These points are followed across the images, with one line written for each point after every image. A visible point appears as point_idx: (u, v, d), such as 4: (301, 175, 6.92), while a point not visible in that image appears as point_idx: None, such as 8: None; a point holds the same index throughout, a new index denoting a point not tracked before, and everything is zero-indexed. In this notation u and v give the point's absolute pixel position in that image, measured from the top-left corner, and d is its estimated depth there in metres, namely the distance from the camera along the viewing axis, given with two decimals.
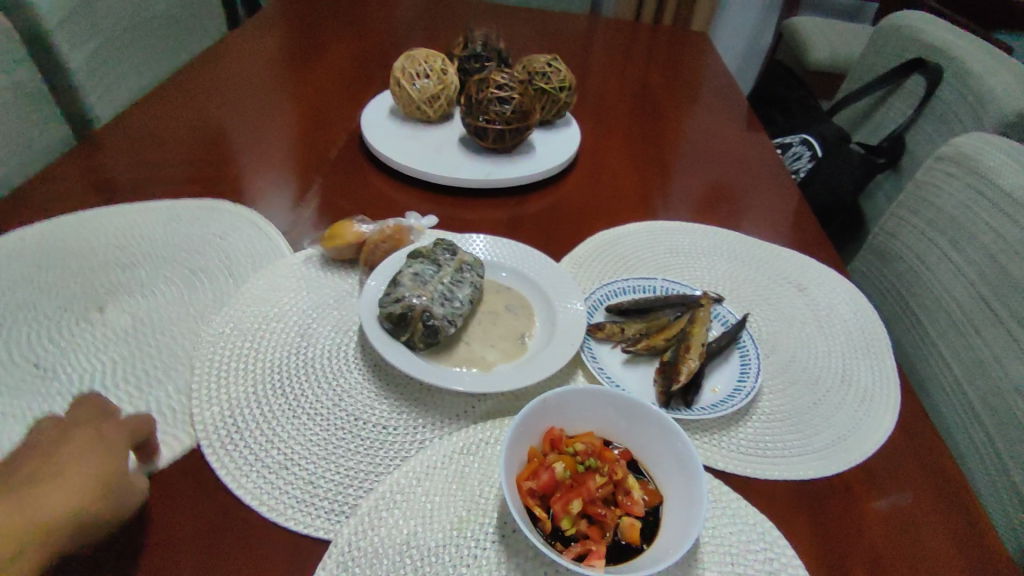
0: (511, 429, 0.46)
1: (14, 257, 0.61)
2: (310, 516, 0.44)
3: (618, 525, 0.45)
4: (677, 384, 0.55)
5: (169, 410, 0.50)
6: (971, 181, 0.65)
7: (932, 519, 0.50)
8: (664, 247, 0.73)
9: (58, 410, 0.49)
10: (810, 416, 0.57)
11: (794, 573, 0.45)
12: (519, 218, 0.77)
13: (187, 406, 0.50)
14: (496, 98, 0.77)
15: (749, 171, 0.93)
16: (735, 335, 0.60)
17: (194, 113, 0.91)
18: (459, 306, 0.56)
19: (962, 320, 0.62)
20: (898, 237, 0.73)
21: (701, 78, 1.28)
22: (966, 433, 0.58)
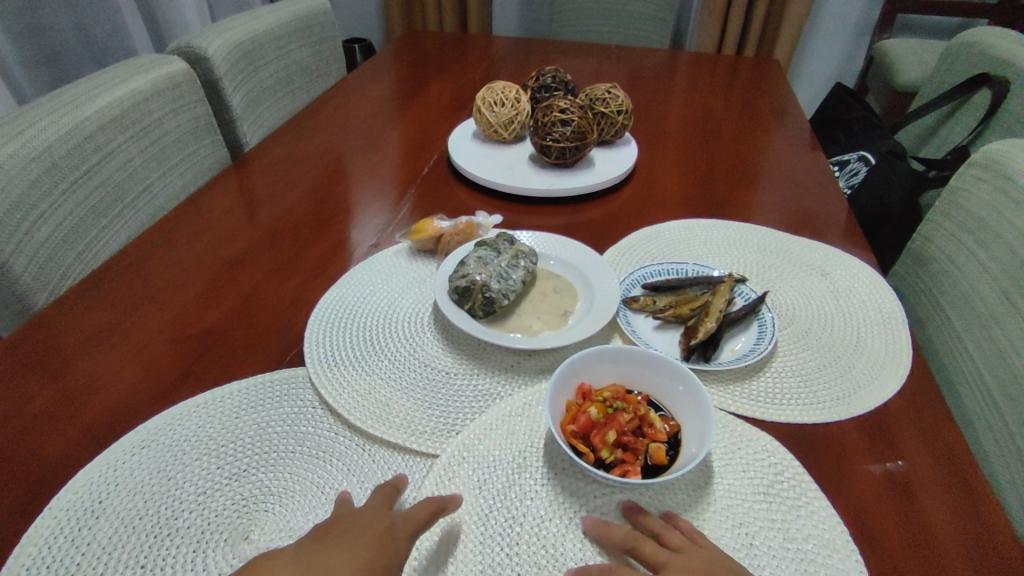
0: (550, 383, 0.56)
1: (193, 255, 0.81)
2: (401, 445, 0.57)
3: (647, 450, 0.55)
4: (696, 339, 0.66)
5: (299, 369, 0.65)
6: (997, 182, 0.68)
7: (930, 486, 0.54)
8: (700, 240, 0.85)
9: (223, 363, 0.66)
10: (819, 376, 0.66)
11: (790, 501, 0.53)
12: (572, 226, 0.88)
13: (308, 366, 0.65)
14: (558, 121, 0.91)
15: (803, 188, 1.00)
16: (755, 307, 0.71)
17: (319, 140, 1.12)
18: (513, 283, 0.69)
19: (982, 312, 0.65)
20: (932, 239, 0.76)
21: (768, 104, 1.35)
22: (981, 418, 0.60)
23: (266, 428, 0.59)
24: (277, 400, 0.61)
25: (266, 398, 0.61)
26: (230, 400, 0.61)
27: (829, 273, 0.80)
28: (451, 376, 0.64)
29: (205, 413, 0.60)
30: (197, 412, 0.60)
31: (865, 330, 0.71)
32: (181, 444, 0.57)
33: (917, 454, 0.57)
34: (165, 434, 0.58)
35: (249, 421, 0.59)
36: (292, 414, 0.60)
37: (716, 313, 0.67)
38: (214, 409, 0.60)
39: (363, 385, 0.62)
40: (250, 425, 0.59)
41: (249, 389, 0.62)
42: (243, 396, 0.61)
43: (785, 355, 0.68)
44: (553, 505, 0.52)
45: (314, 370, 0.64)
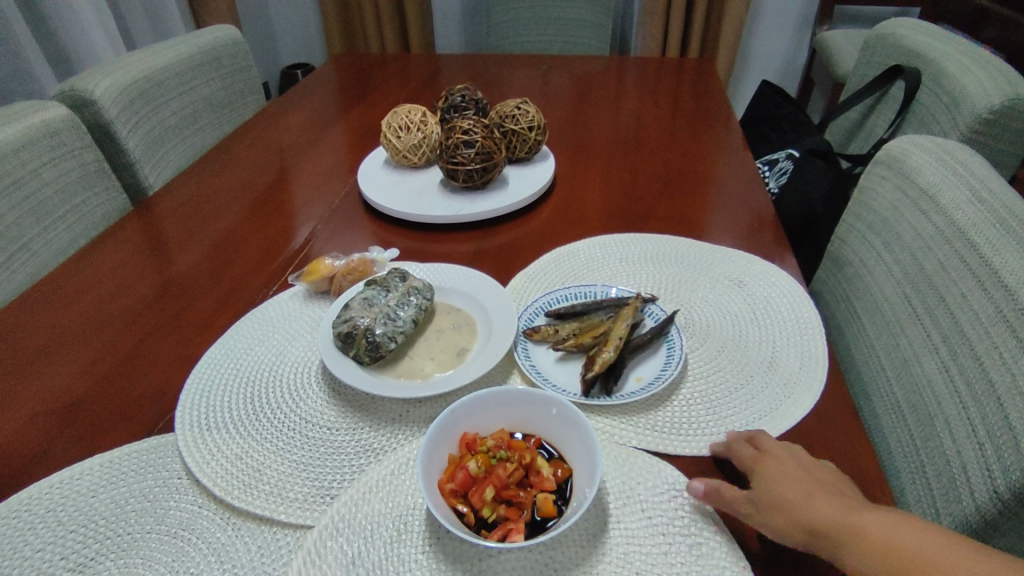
0: (424, 438, 0.52)
1: (69, 316, 0.75)
2: (271, 518, 0.52)
3: (534, 503, 0.50)
4: (593, 371, 0.61)
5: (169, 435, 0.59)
6: (898, 182, 0.65)
7: None
8: (615, 257, 0.81)
9: (90, 434, 0.60)
10: (730, 399, 0.62)
11: (689, 541, 0.49)
12: (482, 254, 0.84)
13: (176, 432, 0.59)
14: (463, 143, 0.88)
15: (727, 191, 0.96)
16: (662, 329, 0.67)
17: (227, 177, 1.07)
18: (401, 324, 0.64)
19: (892, 319, 0.61)
20: (847, 242, 0.73)
21: (700, 106, 1.32)
22: (894, 433, 0.57)
23: (123, 506, 0.53)
24: (141, 472, 0.56)
25: (128, 471, 0.56)
26: (85, 477, 0.55)
27: (746, 285, 0.75)
28: (334, 432, 0.59)
29: (57, 494, 0.54)
30: (49, 493, 0.54)
31: (779, 344, 0.67)
32: (23, 534, 0.51)
33: None
34: (7, 524, 0.52)
35: (103, 500, 0.54)
36: (152, 489, 0.54)
37: (615, 340, 0.63)
38: (68, 488, 0.54)
39: (234, 449, 0.57)
40: (103, 504, 0.53)
41: (109, 462, 0.57)
42: (105, 470, 0.56)
43: (695, 379, 0.64)
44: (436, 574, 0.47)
45: (182, 436, 0.58)
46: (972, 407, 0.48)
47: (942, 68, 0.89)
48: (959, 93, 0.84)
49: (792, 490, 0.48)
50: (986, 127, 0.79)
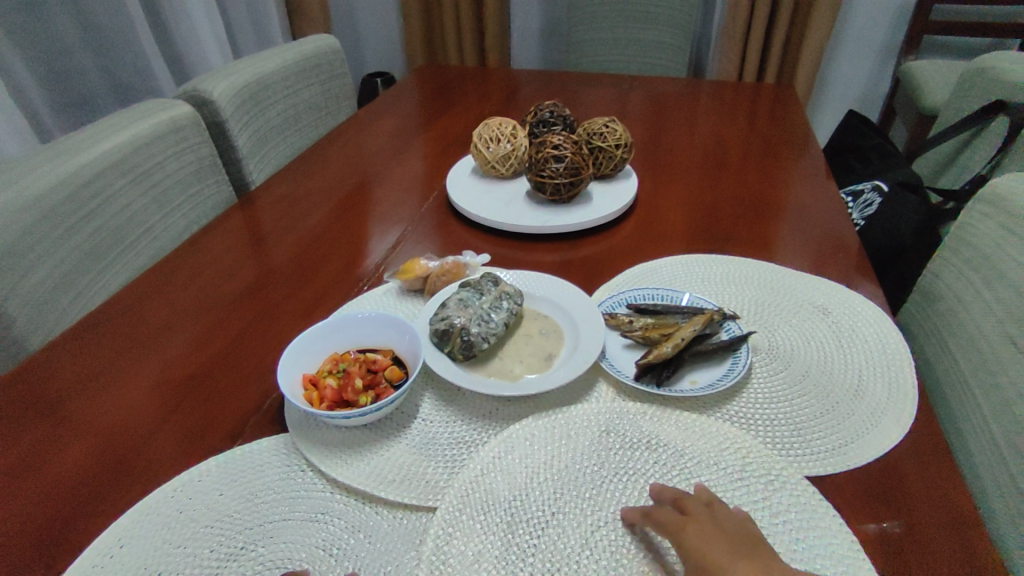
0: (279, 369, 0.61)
1: (181, 296, 0.82)
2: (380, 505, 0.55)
3: (386, 377, 0.63)
4: (648, 359, 0.65)
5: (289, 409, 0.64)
6: (1004, 221, 0.65)
7: (934, 542, 0.50)
8: (697, 277, 0.82)
9: (210, 424, 0.64)
10: (813, 424, 0.62)
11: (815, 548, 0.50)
12: (565, 266, 0.87)
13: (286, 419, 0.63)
14: (553, 157, 0.91)
15: (810, 219, 0.96)
16: (733, 344, 0.67)
17: (322, 176, 1.14)
18: (493, 326, 0.68)
19: (992, 359, 0.61)
20: (941, 276, 0.72)
21: (781, 131, 1.32)
22: (990, 474, 0.56)
23: (254, 499, 0.55)
24: (262, 465, 0.58)
25: (249, 466, 0.58)
26: (209, 476, 0.57)
27: (831, 312, 0.75)
28: (405, 394, 0.63)
29: (186, 492, 0.56)
30: (179, 490, 0.56)
31: (869, 374, 0.67)
32: (162, 534, 0.52)
33: (922, 514, 0.52)
34: (146, 524, 0.53)
35: (233, 503, 0.55)
36: (276, 483, 0.57)
37: (676, 339, 0.67)
38: (197, 486, 0.56)
39: (321, 392, 0.61)
40: (234, 501, 0.55)
41: (230, 461, 0.59)
42: (227, 467, 0.58)
43: (775, 398, 0.65)
44: (557, 555, 0.49)
45: (294, 420, 0.62)
46: None
47: None
48: None
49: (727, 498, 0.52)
50: None
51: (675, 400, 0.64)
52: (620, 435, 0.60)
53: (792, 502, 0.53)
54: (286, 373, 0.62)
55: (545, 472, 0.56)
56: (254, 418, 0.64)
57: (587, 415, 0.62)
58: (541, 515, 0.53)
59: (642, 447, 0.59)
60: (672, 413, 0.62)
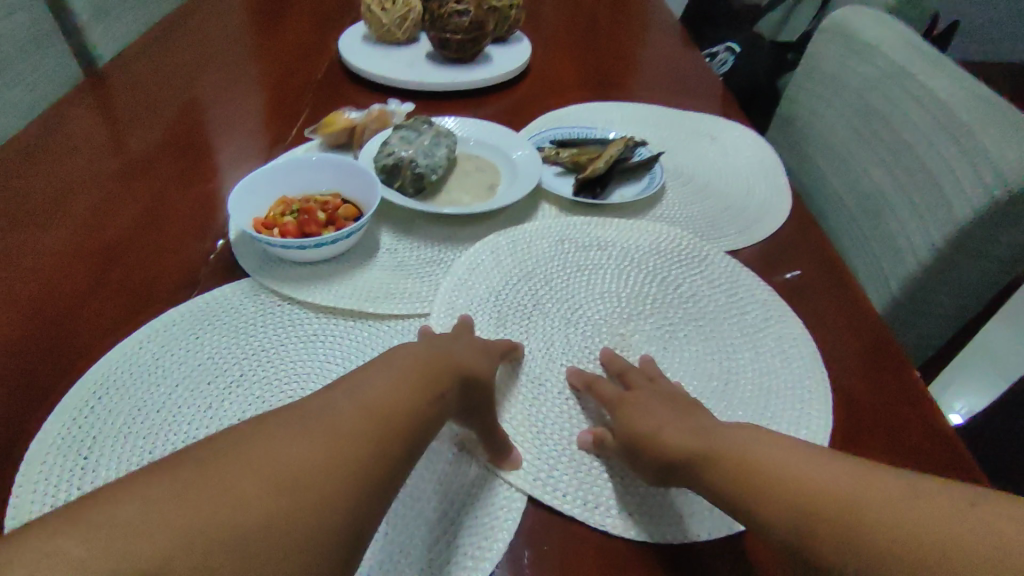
0: (231, 211, 0.59)
1: (62, 171, 0.72)
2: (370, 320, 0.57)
3: (343, 213, 0.64)
4: (585, 177, 0.72)
5: (247, 256, 0.61)
6: (844, 43, 0.80)
7: (819, 281, 0.66)
8: (602, 118, 0.90)
9: (155, 281, 0.59)
10: (722, 215, 0.74)
11: (744, 296, 0.63)
12: (479, 116, 0.89)
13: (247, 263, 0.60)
14: (456, 12, 0.91)
15: (683, 71, 1.07)
16: (649, 162, 0.77)
17: (186, 49, 1.01)
18: (439, 160, 0.69)
19: (843, 151, 0.77)
20: (798, 99, 0.87)
21: (641, 5, 1.42)
22: (849, 235, 0.73)
23: (239, 334, 0.54)
24: (233, 307, 0.56)
25: (220, 309, 0.56)
26: (178, 324, 0.54)
27: (717, 138, 0.88)
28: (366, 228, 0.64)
29: (159, 339, 0.53)
30: (150, 339, 0.53)
31: (754, 179, 0.80)
32: (148, 377, 0.50)
33: (807, 265, 0.67)
34: (126, 370, 0.50)
35: (215, 342, 0.53)
36: (255, 320, 0.56)
37: (606, 158, 0.74)
38: (170, 334, 0.53)
39: (280, 231, 0.60)
40: (217, 339, 0.53)
41: (196, 309, 0.56)
42: (196, 314, 0.55)
43: (688, 202, 0.75)
44: (545, 336, 0.56)
45: (255, 267, 0.60)
46: (915, 195, 0.65)
47: None
48: None
49: (653, 419, 0.46)
50: (894, 13, 0.97)
51: (611, 211, 0.72)
52: (573, 241, 0.67)
53: (724, 271, 0.65)
54: (237, 216, 0.60)
55: (517, 278, 0.62)
56: (205, 269, 0.61)
57: (540, 229, 0.68)
58: (523, 310, 0.59)
59: (593, 247, 0.66)
60: (611, 219, 0.70)
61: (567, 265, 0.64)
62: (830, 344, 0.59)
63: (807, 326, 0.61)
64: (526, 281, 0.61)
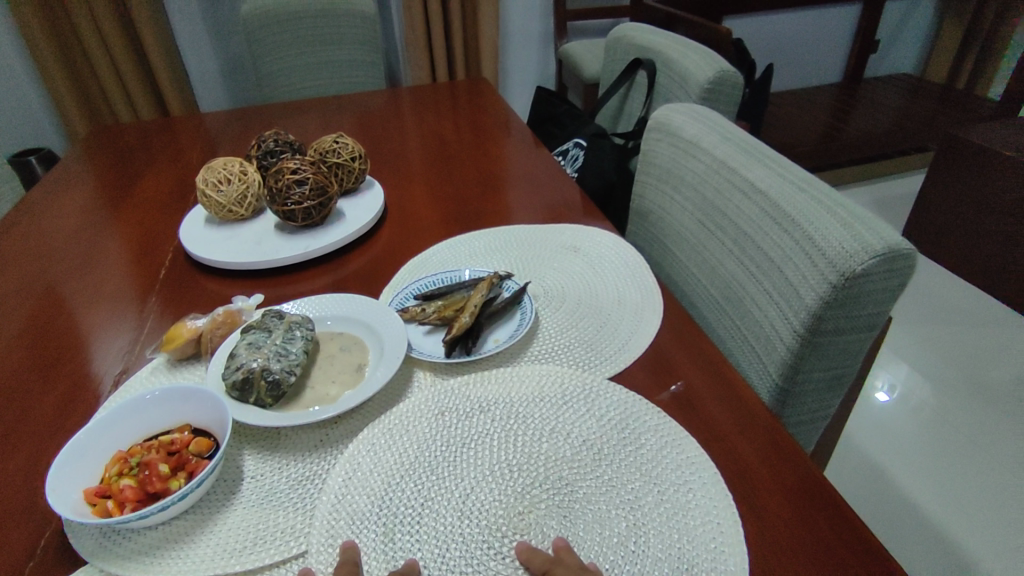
0: (51, 493, 0.51)
1: None
2: None
3: (193, 450, 0.57)
4: (453, 334, 0.69)
5: (83, 536, 0.53)
6: (667, 140, 0.84)
7: (703, 387, 0.65)
8: (465, 254, 0.89)
9: None
10: (599, 336, 0.73)
11: (635, 425, 0.60)
12: (343, 283, 0.86)
13: (83, 546, 0.52)
14: (294, 182, 0.89)
15: (541, 182, 1.09)
16: (516, 298, 0.76)
17: (8, 273, 0.93)
18: (295, 357, 0.65)
19: (693, 243, 0.79)
20: (644, 194, 0.90)
21: (489, 116, 1.47)
22: (721, 324, 0.74)
23: None
24: None
25: None
26: None
27: (580, 248, 0.88)
28: (223, 460, 0.57)
29: None
30: None
31: (623, 285, 0.81)
32: None
33: (690, 372, 0.67)
34: None
35: None
36: None
37: (470, 307, 0.72)
38: None
39: (117, 498, 0.52)
40: None
41: None
42: None
43: (564, 328, 0.74)
44: (437, 542, 0.51)
45: (92, 548, 0.51)
46: (764, 282, 0.66)
47: (669, 58, 1.16)
48: (687, 73, 1.10)
49: None
50: (708, 94, 1.05)
51: (487, 362, 0.70)
52: (454, 410, 0.63)
53: (612, 403, 0.63)
54: (61, 495, 0.52)
55: (399, 475, 0.56)
56: (31, 564, 0.52)
57: (417, 406, 0.63)
58: (410, 516, 0.53)
59: (476, 412, 0.62)
60: (489, 373, 0.67)
61: (450, 444, 0.59)
62: (734, 464, 0.57)
63: (704, 446, 0.58)
64: (408, 477, 0.56)
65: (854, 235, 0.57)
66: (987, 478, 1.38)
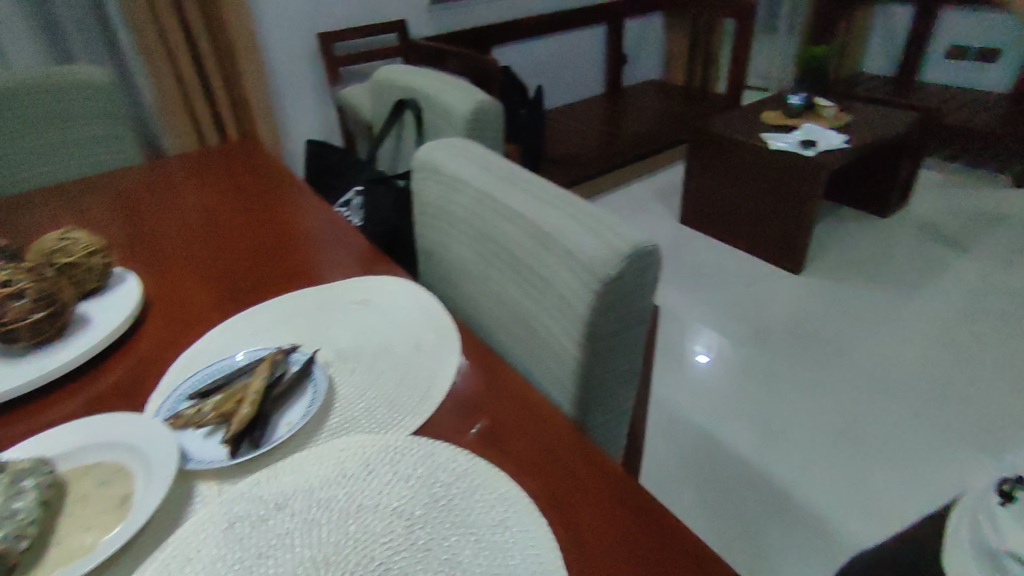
0: None
1: None
2: None
3: None
4: (234, 430, 0.61)
5: None
6: (432, 178, 0.84)
7: (507, 418, 0.65)
8: (245, 335, 0.80)
9: None
10: (400, 390, 0.70)
11: (446, 478, 0.58)
12: (95, 402, 0.72)
13: None
14: (7, 297, 0.74)
15: (319, 236, 1.05)
16: (305, 372, 0.70)
17: None
18: (24, 515, 0.52)
19: (476, 274, 0.79)
20: (424, 234, 0.90)
21: (263, 176, 1.38)
22: (517, 347, 0.75)
23: None
24: None
25: None
26: None
27: (371, 301, 0.85)
28: None
29: None
30: None
31: (418, 330, 0.79)
32: None
33: (493, 405, 0.66)
34: None
35: None
36: None
37: (251, 395, 0.64)
38: None
39: None
40: None
41: None
42: None
43: (363, 392, 0.70)
44: None
45: None
46: (542, 301, 0.69)
47: (429, 96, 1.18)
48: (448, 108, 1.13)
49: None
50: (471, 126, 1.09)
51: (281, 451, 0.63)
52: (244, 518, 0.55)
53: (419, 461, 0.60)
54: None
55: None
56: None
57: (199, 527, 0.55)
58: None
59: (271, 513, 0.56)
60: (283, 464, 0.60)
61: (244, 560, 0.52)
62: (547, 491, 0.57)
63: (515, 478, 0.58)
64: None
65: (603, 243, 0.61)
66: (779, 414, 1.60)
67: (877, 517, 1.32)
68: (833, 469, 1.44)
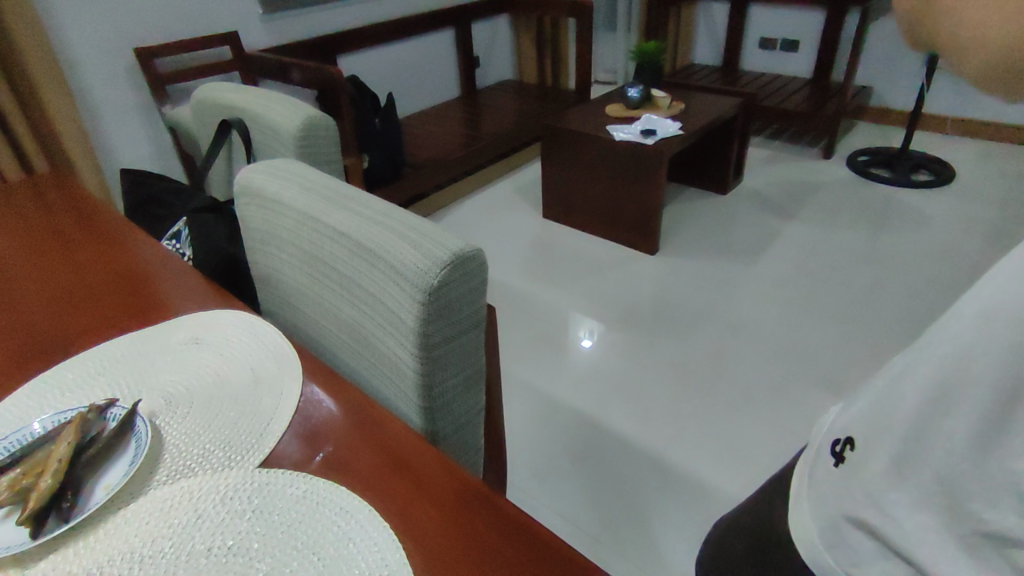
0: None
1: None
2: None
3: None
4: (33, 508, 0.55)
5: None
6: (255, 202, 0.80)
7: (351, 439, 0.63)
8: (51, 394, 0.72)
9: None
10: (236, 429, 0.66)
11: (287, 515, 0.56)
12: None
13: None
14: None
15: (135, 270, 0.95)
16: (122, 426, 0.64)
17: None
18: None
19: (313, 297, 0.77)
20: (257, 261, 0.85)
21: (65, 196, 1.21)
22: (362, 366, 0.74)
23: None
24: None
25: None
26: None
27: (201, 338, 0.79)
28: None
29: None
30: None
31: (255, 363, 0.75)
32: None
33: (336, 429, 0.65)
34: None
35: None
36: None
37: (52, 464, 0.58)
38: None
39: None
40: None
41: None
42: None
43: (194, 436, 0.65)
44: None
45: None
46: (377, 316, 0.68)
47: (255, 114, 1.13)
48: (276, 126, 1.09)
49: None
50: (302, 143, 1.06)
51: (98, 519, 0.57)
52: None
53: (257, 503, 0.57)
54: None
55: None
56: None
57: None
58: None
59: None
60: (100, 537, 0.55)
61: None
62: (394, 506, 0.56)
63: (361, 501, 0.57)
64: None
65: (424, 253, 0.62)
66: (645, 387, 1.73)
67: (735, 470, 1.46)
68: (692, 431, 1.58)
